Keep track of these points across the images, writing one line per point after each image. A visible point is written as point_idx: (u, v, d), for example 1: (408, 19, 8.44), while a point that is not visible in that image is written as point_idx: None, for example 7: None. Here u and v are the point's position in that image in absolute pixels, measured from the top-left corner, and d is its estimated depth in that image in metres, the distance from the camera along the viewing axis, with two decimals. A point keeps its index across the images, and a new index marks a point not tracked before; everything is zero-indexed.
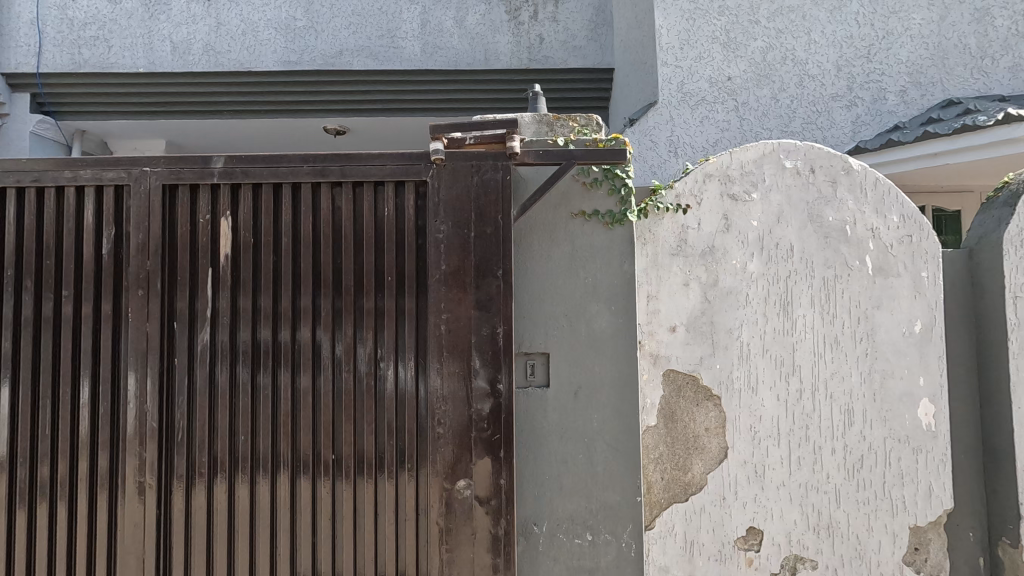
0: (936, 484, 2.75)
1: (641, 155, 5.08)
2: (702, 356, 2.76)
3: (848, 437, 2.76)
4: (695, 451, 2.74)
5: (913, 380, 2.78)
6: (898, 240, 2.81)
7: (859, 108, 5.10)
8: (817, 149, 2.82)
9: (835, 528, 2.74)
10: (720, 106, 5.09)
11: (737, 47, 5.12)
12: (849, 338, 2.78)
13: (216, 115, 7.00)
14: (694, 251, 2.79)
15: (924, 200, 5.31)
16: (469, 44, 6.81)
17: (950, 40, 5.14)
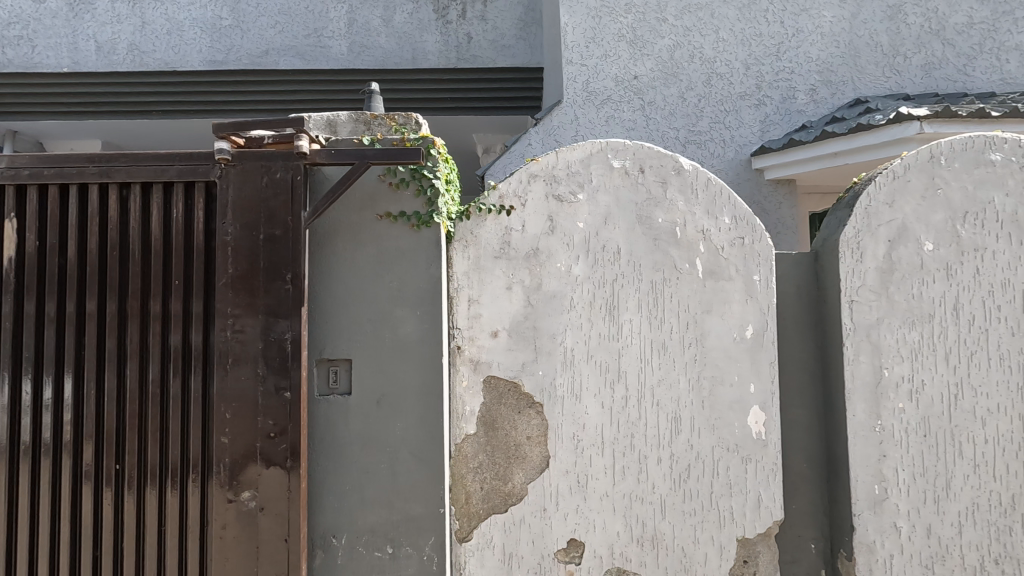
0: (765, 495, 2.66)
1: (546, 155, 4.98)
2: (524, 361, 2.68)
3: (675, 445, 2.67)
4: (516, 460, 2.66)
5: (744, 387, 2.69)
6: (730, 243, 2.72)
7: (767, 107, 5.01)
8: (647, 149, 2.74)
9: (659, 540, 2.64)
10: (626, 105, 5.01)
11: (644, 45, 5.03)
12: (677, 343, 2.70)
13: (144, 115, 6.70)
14: (518, 253, 2.71)
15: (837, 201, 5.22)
16: (397, 43, 6.73)
17: (862, 37, 5.05)
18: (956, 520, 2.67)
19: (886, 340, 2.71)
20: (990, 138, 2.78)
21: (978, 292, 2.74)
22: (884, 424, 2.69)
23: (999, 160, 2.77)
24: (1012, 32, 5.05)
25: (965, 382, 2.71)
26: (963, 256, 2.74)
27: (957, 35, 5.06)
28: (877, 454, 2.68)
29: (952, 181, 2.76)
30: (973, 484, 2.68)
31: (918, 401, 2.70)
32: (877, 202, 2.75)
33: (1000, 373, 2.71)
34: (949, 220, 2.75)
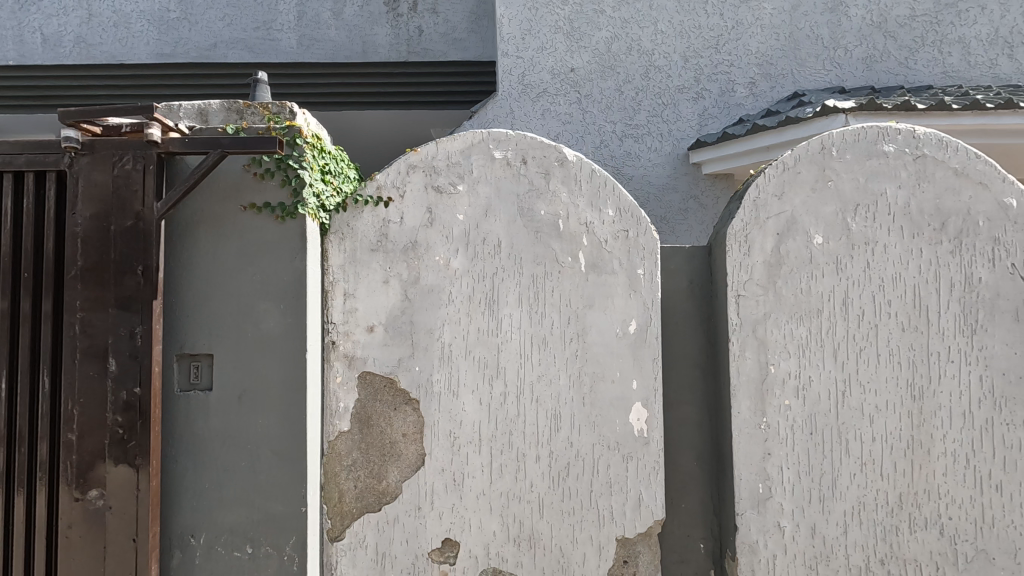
0: (646, 494, 2.60)
1: None
2: (400, 357, 2.62)
3: (554, 443, 2.61)
4: (391, 457, 2.60)
5: (626, 384, 2.63)
6: (613, 236, 2.65)
7: (705, 101, 4.94)
8: (529, 139, 2.67)
9: (537, 539, 2.59)
10: (562, 98, 4.93)
11: (581, 37, 4.95)
12: (558, 339, 2.63)
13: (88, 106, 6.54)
14: (395, 246, 2.64)
15: None
16: (347, 36, 6.65)
17: (802, 29, 4.97)
18: (841, 520, 2.61)
19: (773, 335, 2.65)
20: (883, 128, 2.72)
21: (869, 286, 2.67)
22: (769, 422, 2.63)
23: (891, 151, 2.71)
24: (955, 25, 4.99)
25: (853, 379, 2.65)
26: (853, 249, 2.68)
27: (898, 28, 4.99)
28: (762, 453, 2.63)
29: (843, 173, 2.70)
30: (860, 483, 2.62)
31: (804, 398, 2.64)
32: (766, 195, 2.68)
33: (889, 369, 2.65)
34: (839, 213, 2.69)
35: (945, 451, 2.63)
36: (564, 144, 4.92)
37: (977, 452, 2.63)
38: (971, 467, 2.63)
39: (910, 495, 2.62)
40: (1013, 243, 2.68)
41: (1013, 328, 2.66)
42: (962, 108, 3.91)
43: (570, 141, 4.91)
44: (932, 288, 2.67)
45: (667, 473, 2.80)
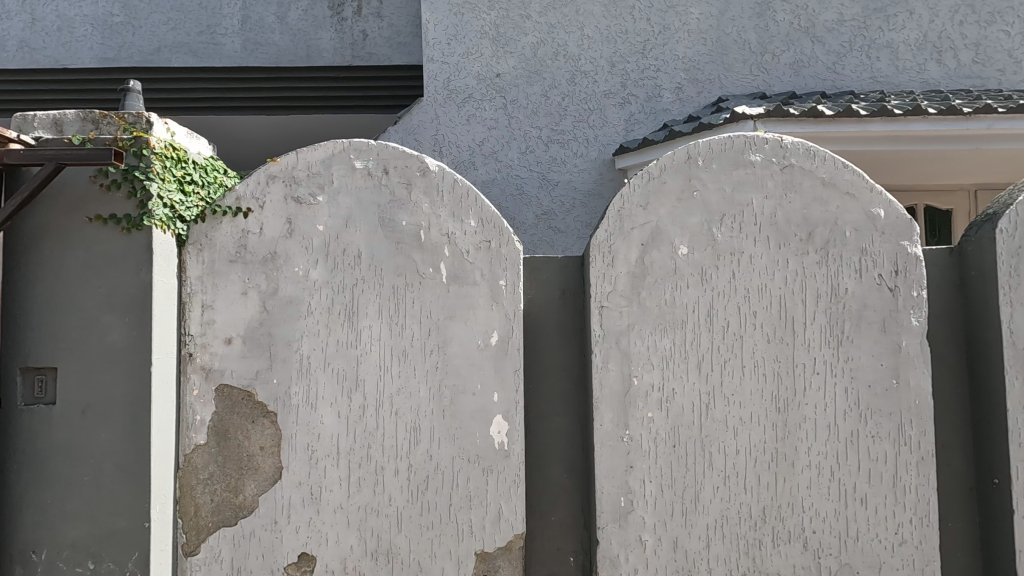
0: (506, 507, 2.58)
1: None
2: (258, 369, 2.59)
3: (413, 456, 2.58)
4: (248, 471, 2.57)
5: (487, 396, 2.60)
6: (475, 247, 2.63)
7: (632, 106, 4.92)
8: (392, 149, 2.65)
9: (394, 554, 2.56)
10: (488, 103, 4.91)
11: (507, 42, 4.94)
12: (418, 351, 2.61)
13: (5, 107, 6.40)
14: (254, 258, 2.61)
15: None
16: (291, 40, 6.63)
17: (729, 35, 4.95)
18: (703, 534, 2.58)
19: (636, 347, 2.62)
20: (751, 138, 2.69)
21: (734, 297, 2.65)
22: (632, 434, 2.61)
23: (759, 161, 2.68)
24: (883, 30, 4.97)
25: (717, 391, 2.62)
26: (719, 260, 2.65)
27: (827, 33, 4.97)
28: (624, 466, 2.60)
29: (709, 183, 2.67)
30: (723, 497, 2.60)
31: (667, 410, 2.61)
32: (631, 205, 2.66)
33: (754, 382, 2.63)
34: (706, 224, 2.66)
35: (811, 463, 2.61)
36: (490, 149, 4.89)
37: (842, 465, 2.61)
38: (836, 480, 2.60)
39: (774, 508, 2.59)
40: (880, 253, 2.66)
41: (879, 339, 2.64)
42: (870, 115, 3.93)
43: (495, 147, 4.89)
44: (798, 299, 2.65)
45: (538, 485, 2.77)
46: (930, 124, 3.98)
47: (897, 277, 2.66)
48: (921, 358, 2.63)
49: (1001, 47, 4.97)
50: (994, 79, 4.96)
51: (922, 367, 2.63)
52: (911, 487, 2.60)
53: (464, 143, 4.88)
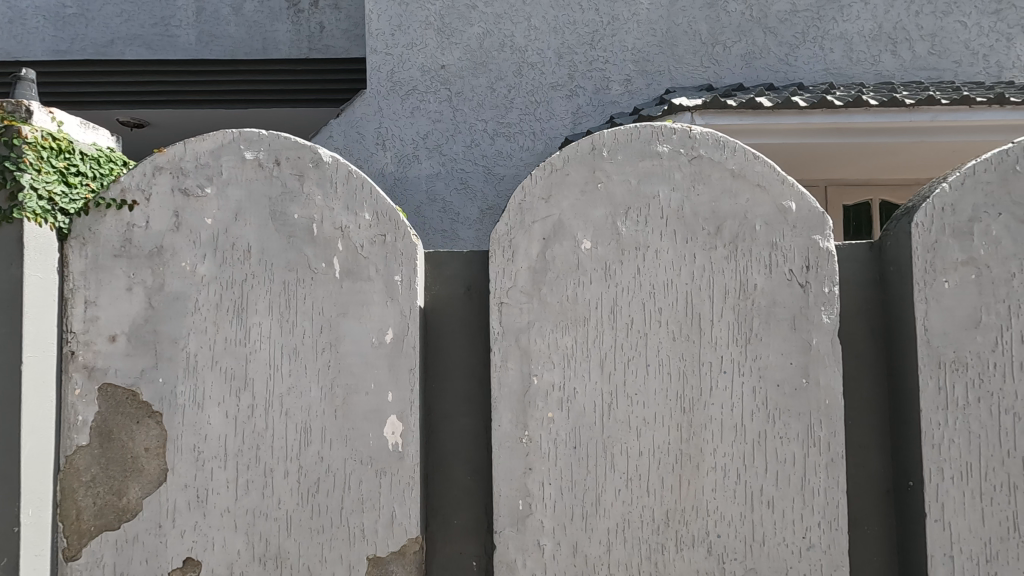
0: (399, 511, 2.49)
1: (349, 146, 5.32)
2: (143, 368, 2.50)
3: (304, 458, 2.49)
4: (132, 474, 2.48)
5: (381, 396, 2.51)
6: (370, 241, 2.53)
7: (578, 98, 5.35)
8: (283, 139, 2.55)
9: (283, 559, 2.47)
10: (432, 95, 5.32)
11: (452, 34, 5.34)
12: (309, 349, 2.51)
13: None
14: (140, 252, 2.52)
15: None
16: (247, 33, 6.57)
17: (680, 26, 5.36)
18: (604, 538, 2.50)
19: (536, 344, 2.53)
20: (658, 128, 2.59)
21: (639, 293, 2.55)
22: (531, 435, 2.52)
23: (666, 151, 2.58)
24: (836, 21, 5.49)
25: (620, 391, 2.53)
26: (623, 254, 2.56)
27: (778, 23, 5.47)
28: (523, 468, 2.51)
29: (614, 175, 2.57)
30: (625, 500, 2.51)
31: (568, 411, 2.52)
32: (533, 197, 2.56)
33: (658, 381, 2.53)
34: (609, 217, 2.56)
35: (716, 465, 2.52)
36: (433, 141, 5.28)
37: (749, 467, 2.52)
38: (741, 483, 2.52)
39: (678, 512, 2.51)
40: (791, 247, 2.57)
41: (789, 337, 2.54)
42: (810, 107, 4.50)
43: (438, 138, 5.28)
44: (705, 294, 2.55)
45: (438, 488, 2.67)
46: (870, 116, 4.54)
47: (808, 273, 2.56)
48: (832, 357, 2.54)
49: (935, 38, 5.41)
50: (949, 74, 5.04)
51: (833, 366, 2.54)
52: (821, 490, 2.51)
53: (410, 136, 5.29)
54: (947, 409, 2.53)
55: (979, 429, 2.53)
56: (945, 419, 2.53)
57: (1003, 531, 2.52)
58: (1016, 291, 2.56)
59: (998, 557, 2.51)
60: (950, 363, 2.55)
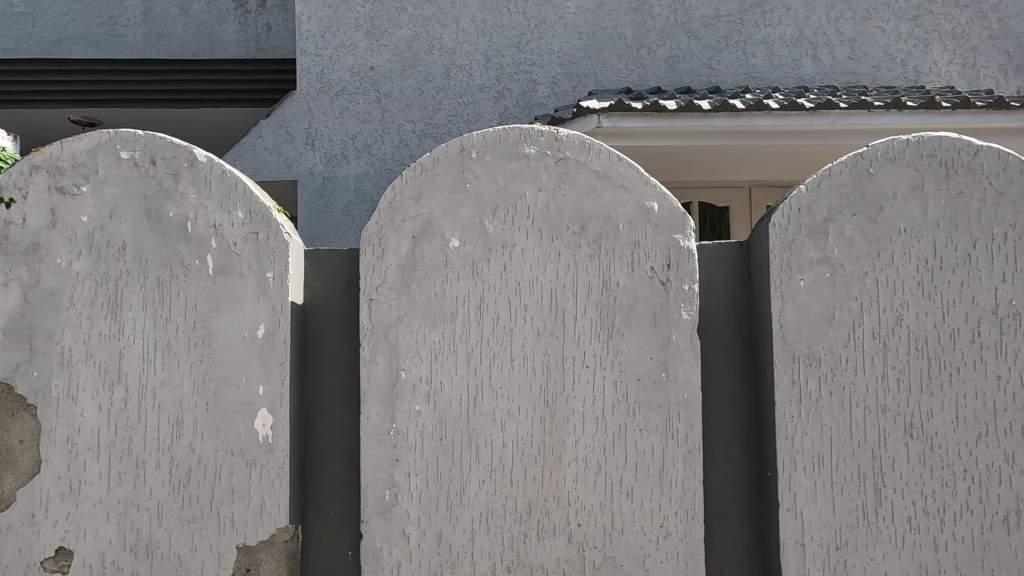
0: (268, 500, 2.56)
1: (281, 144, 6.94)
2: (18, 362, 2.56)
3: (175, 450, 2.56)
4: (5, 465, 2.54)
5: (251, 389, 2.58)
6: (243, 239, 2.61)
7: (505, 98, 7.07)
8: (159, 139, 2.61)
9: (154, 548, 2.54)
10: (360, 95, 6.99)
11: (380, 37, 6.99)
12: (181, 343, 2.58)
13: None
14: (17, 249, 2.58)
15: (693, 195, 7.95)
16: (195, 32, 7.91)
17: (604, 30, 7.14)
18: (469, 527, 2.58)
19: (405, 340, 2.61)
20: (526, 130, 2.68)
21: (505, 290, 2.64)
22: (398, 428, 2.60)
23: (533, 153, 2.67)
24: (758, 26, 7.25)
25: (485, 385, 2.61)
26: (490, 252, 2.64)
27: (701, 26, 7.24)
28: (390, 459, 2.59)
29: (482, 176, 2.66)
30: (488, 490, 2.59)
31: (434, 404, 2.60)
32: (403, 197, 2.64)
33: (522, 375, 2.62)
34: (477, 216, 2.65)
35: (578, 456, 2.61)
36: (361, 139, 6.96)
37: (609, 458, 2.61)
38: (602, 474, 2.61)
39: (540, 501, 2.59)
40: (653, 246, 2.66)
41: (649, 333, 2.64)
42: (713, 110, 5.95)
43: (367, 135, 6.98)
44: (568, 292, 2.64)
45: (315, 479, 2.74)
46: (772, 119, 6.02)
47: (669, 271, 2.65)
48: (690, 352, 2.63)
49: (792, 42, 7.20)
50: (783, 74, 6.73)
51: (692, 360, 2.63)
52: (678, 481, 2.61)
53: (339, 136, 6.93)
54: (800, 402, 2.63)
55: (831, 422, 2.63)
56: (797, 412, 2.63)
57: (853, 520, 2.62)
58: (868, 288, 2.67)
59: (847, 544, 2.61)
60: (803, 358, 2.64)
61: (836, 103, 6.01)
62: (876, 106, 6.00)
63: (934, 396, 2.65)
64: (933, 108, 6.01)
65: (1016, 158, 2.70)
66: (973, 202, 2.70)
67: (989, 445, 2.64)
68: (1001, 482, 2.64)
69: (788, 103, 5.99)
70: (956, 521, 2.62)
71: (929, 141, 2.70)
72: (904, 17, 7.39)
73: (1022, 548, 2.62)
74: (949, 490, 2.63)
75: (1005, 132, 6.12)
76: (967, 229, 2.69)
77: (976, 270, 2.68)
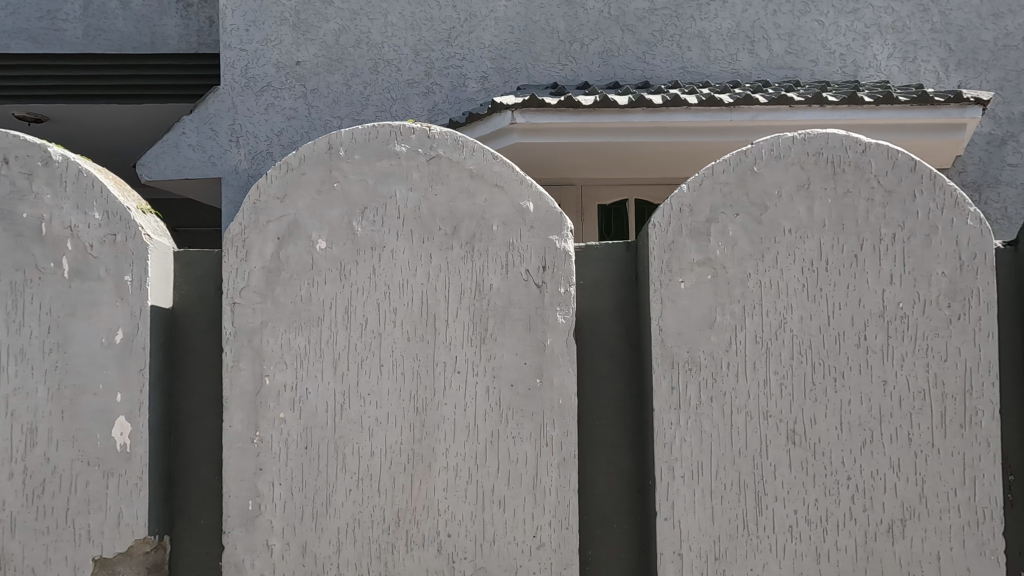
0: (126, 511, 2.47)
1: (203, 142, 7.48)
2: None
3: (29, 459, 2.48)
4: None
5: (109, 396, 2.49)
6: (100, 240, 2.51)
7: (435, 93, 7.58)
8: (12, 137, 2.52)
9: (7, 560, 2.46)
10: (287, 92, 7.55)
11: (307, 32, 7.56)
12: (37, 349, 2.50)
13: None
14: None
15: (629, 193, 7.71)
16: (136, 27, 8.28)
17: (537, 23, 7.63)
18: (334, 538, 2.50)
19: (269, 345, 2.52)
20: (396, 127, 2.58)
21: (374, 293, 2.55)
22: (262, 436, 2.51)
23: (404, 152, 2.58)
24: (694, 19, 7.69)
25: (353, 391, 2.53)
26: (359, 254, 2.55)
27: (636, 20, 7.67)
28: (253, 469, 2.50)
29: (350, 175, 2.57)
30: (355, 500, 2.51)
31: (300, 411, 2.52)
32: (267, 197, 2.55)
33: (391, 381, 2.54)
34: (345, 217, 2.56)
35: (447, 465, 2.52)
36: (285, 136, 7.54)
37: (480, 467, 2.53)
38: (473, 483, 2.52)
39: (408, 512, 2.51)
40: (527, 248, 2.57)
41: (523, 337, 2.55)
42: (630, 106, 5.93)
43: (290, 133, 7.54)
44: (440, 296, 2.56)
45: (184, 487, 2.65)
46: (691, 114, 6.00)
47: (544, 273, 2.57)
48: (566, 357, 2.55)
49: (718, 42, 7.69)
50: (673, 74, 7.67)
51: (567, 366, 2.55)
52: (552, 489, 2.53)
53: (262, 133, 7.52)
54: (679, 408, 2.55)
55: (711, 429, 2.55)
56: (676, 418, 2.55)
57: (733, 529, 2.54)
58: (751, 291, 2.58)
59: (726, 554, 2.54)
60: (683, 364, 2.56)
61: (756, 99, 5.97)
62: (798, 102, 5.96)
63: (817, 402, 2.57)
64: (856, 104, 5.98)
65: (905, 155, 2.61)
66: (861, 201, 2.61)
67: (874, 452, 2.57)
68: (886, 491, 2.56)
69: (707, 98, 5.97)
70: (839, 530, 2.55)
71: (814, 139, 2.61)
72: (844, 10, 7.76)
73: (907, 558, 2.55)
74: (832, 499, 2.55)
75: (933, 128, 6.19)
76: (854, 229, 2.60)
77: (862, 272, 2.60)
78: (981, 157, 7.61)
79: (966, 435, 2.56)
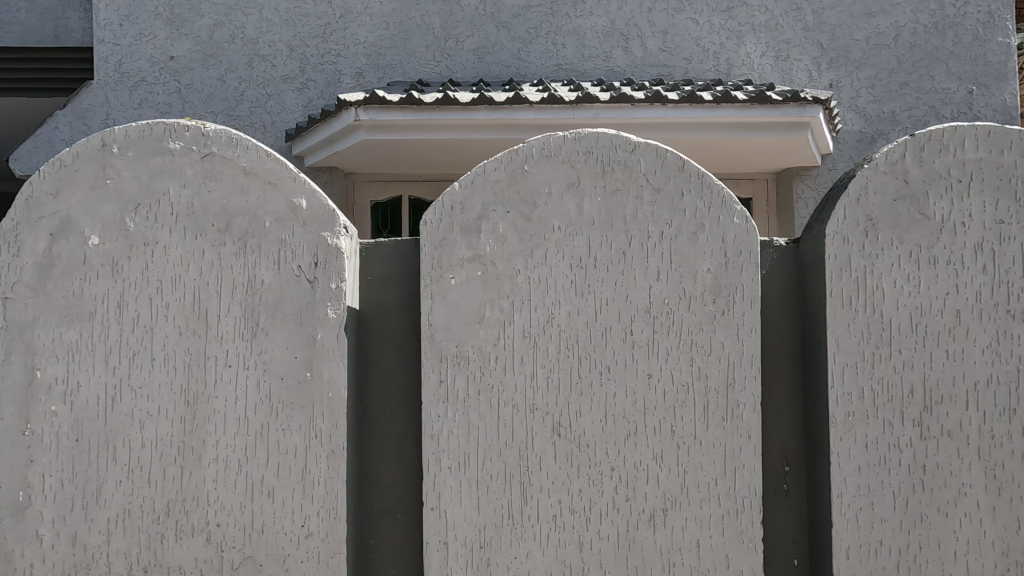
0: None
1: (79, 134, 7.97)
2: None
3: None
4: None
5: None
6: None
7: (309, 89, 8.11)
8: None
9: None
10: (160, 87, 8.09)
11: (180, 27, 8.13)
12: None
13: None
14: None
15: None
16: (40, 19, 8.40)
17: (412, 19, 8.18)
18: (104, 528, 2.56)
19: (41, 338, 2.57)
20: (169, 125, 2.62)
21: (146, 289, 2.59)
22: (34, 429, 2.56)
23: (177, 149, 2.61)
24: (570, 18, 8.23)
25: (125, 384, 2.58)
26: (131, 250, 2.59)
27: (511, 17, 8.21)
28: (24, 460, 2.55)
29: (123, 172, 2.60)
30: (126, 491, 2.57)
31: (71, 404, 2.56)
32: (40, 193, 2.59)
33: (163, 375, 2.58)
34: (119, 213, 2.60)
35: (218, 457, 2.58)
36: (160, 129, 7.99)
37: (250, 458, 2.58)
38: (241, 474, 2.58)
39: (177, 502, 2.57)
40: (300, 244, 2.62)
41: (293, 331, 2.60)
42: (472, 104, 6.27)
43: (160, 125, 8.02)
44: (213, 291, 2.60)
45: None
46: (533, 112, 6.33)
47: (316, 269, 2.61)
48: (336, 351, 2.60)
49: (590, 40, 8.23)
50: (533, 65, 8.21)
51: (337, 360, 2.60)
52: (321, 480, 2.58)
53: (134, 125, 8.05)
54: (447, 401, 2.61)
55: (478, 421, 2.62)
56: (444, 411, 2.61)
57: (497, 519, 2.61)
58: (520, 287, 2.64)
59: (491, 543, 2.61)
60: (451, 357, 2.62)
61: (596, 98, 6.30)
62: (639, 100, 6.31)
63: (583, 395, 2.64)
64: (697, 103, 6.34)
65: (673, 156, 2.67)
66: (630, 199, 2.66)
67: (637, 444, 2.64)
68: (647, 482, 2.63)
69: (549, 96, 6.31)
70: (602, 520, 2.62)
71: (585, 138, 2.66)
72: (718, 9, 8.28)
73: (668, 546, 2.63)
74: (596, 489, 2.63)
75: (774, 127, 6.58)
76: (623, 227, 2.66)
77: (630, 270, 2.66)
78: (852, 154, 8.24)
79: (728, 427, 2.64)
